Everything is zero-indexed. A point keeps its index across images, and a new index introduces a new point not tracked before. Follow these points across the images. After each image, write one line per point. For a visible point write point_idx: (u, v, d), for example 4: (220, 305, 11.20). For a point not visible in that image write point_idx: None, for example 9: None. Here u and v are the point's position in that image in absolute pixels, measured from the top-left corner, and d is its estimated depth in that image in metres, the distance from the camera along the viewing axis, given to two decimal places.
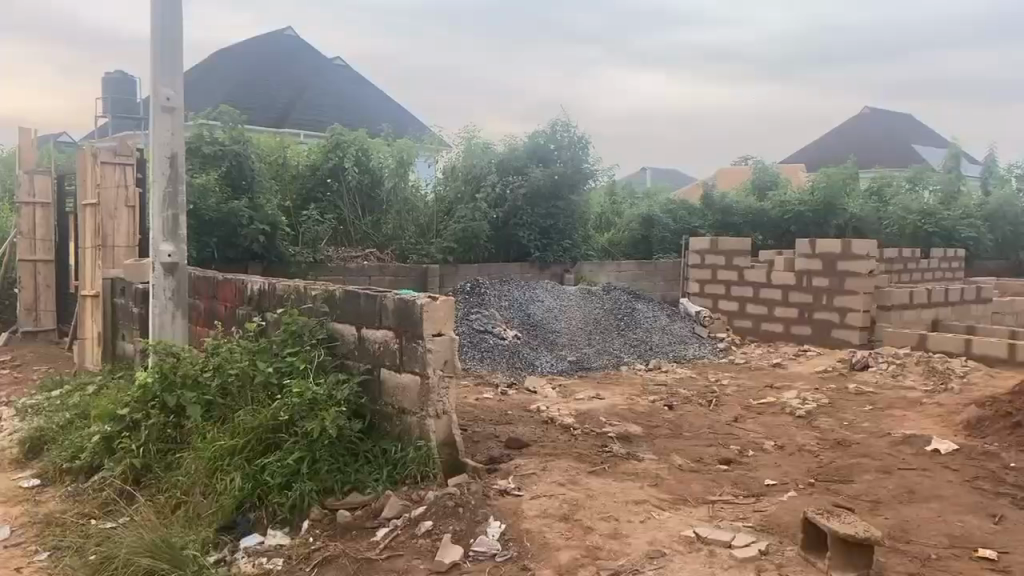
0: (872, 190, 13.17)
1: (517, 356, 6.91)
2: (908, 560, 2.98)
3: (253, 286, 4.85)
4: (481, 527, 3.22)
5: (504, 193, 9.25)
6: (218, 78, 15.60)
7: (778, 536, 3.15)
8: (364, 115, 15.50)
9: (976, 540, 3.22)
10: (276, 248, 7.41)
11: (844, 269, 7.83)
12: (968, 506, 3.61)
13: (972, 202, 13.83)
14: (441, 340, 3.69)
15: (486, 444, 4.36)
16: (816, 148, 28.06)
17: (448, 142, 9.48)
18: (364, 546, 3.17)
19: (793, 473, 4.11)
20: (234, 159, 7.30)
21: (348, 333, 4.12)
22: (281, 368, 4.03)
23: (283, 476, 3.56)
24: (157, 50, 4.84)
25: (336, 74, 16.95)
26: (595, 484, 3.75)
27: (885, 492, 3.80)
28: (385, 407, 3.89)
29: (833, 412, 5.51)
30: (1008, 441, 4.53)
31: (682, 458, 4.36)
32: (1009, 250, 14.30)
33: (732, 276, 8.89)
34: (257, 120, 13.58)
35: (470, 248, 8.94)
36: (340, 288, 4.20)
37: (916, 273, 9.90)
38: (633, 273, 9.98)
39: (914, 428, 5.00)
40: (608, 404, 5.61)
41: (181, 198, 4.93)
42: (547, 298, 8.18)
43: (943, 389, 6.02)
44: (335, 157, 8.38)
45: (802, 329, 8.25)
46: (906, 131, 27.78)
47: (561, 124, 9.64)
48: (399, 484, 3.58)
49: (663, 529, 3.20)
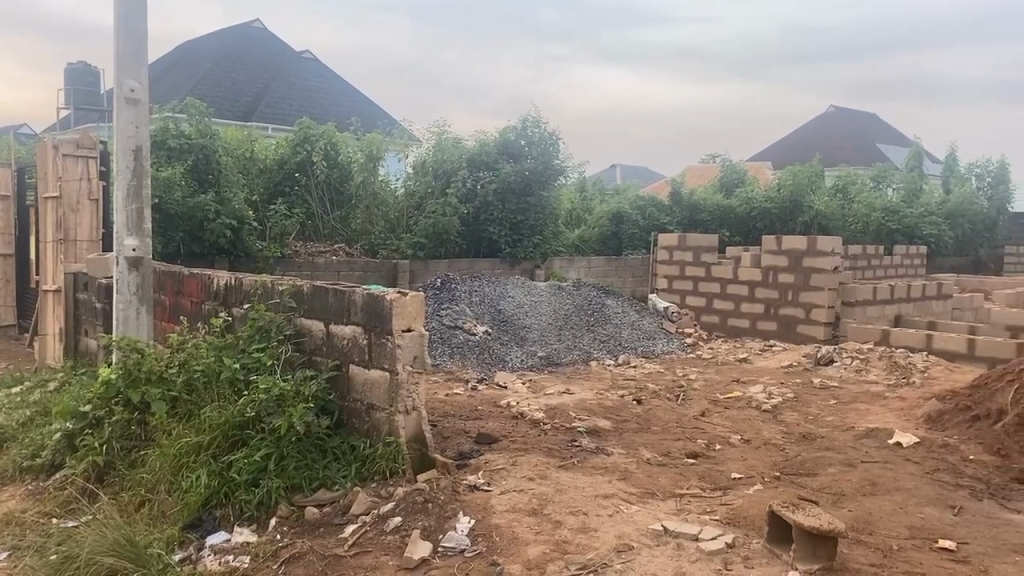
0: (837, 187, 13.38)
1: (486, 352, 6.90)
2: (870, 551, 3.03)
3: (219, 281, 4.79)
4: (450, 523, 3.21)
5: (474, 188, 9.18)
6: (183, 71, 15.36)
7: (744, 529, 3.18)
8: (332, 109, 15.42)
9: (936, 531, 3.29)
10: (243, 243, 7.33)
11: (809, 266, 7.95)
12: (929, 497, 3.69)
13: (933, 200, 14.13)
14: (410, 335, 3.66)
15: (456, 440, 4.36)
16: (784, 146, 28.40)
17: (417, 137, 9.41)
18: (332, 543, 3.15)
19: (759, 467, 4.17)
20: (201, 153, 7.22)
21: (316, 328, 4.09)
22: (247, 364, 4.00)
23: (249, 473, 3.53)
24: (120, 40, 4.75)
25: (304, 68, 16.72)
26: (564, 478, 3.78)
27: (848, 485, 3.87)
28: (353, 403, 3.87)
29: (798, 406, 5.59)
30: (967, 434, 4.64)
31: (650, 452, 4.39)
32: (968, 248, 14.65)
33: (700, 272, 8.98)
34: (221, 114, 13.32)
35: (440, 243, 8.88)
36: (307, 283, 4.16)
37: (880, 270, 10.08)
38: (603, 269, 10.03)
39: (877, 422, 5.09)
40: (577, 399, 5.63)
41: (146, 192, 4.84)
42: (517, 294, 8.18)
43: (905, 383, 6.14)
44: (304, 151, 8.30)
45: (768, 325, 8.35)
46: (870, 131, 28.26)
47: (532, 120, 9.61)
48: (367, 480, 3.57)
49: (632, 523, 3.22)
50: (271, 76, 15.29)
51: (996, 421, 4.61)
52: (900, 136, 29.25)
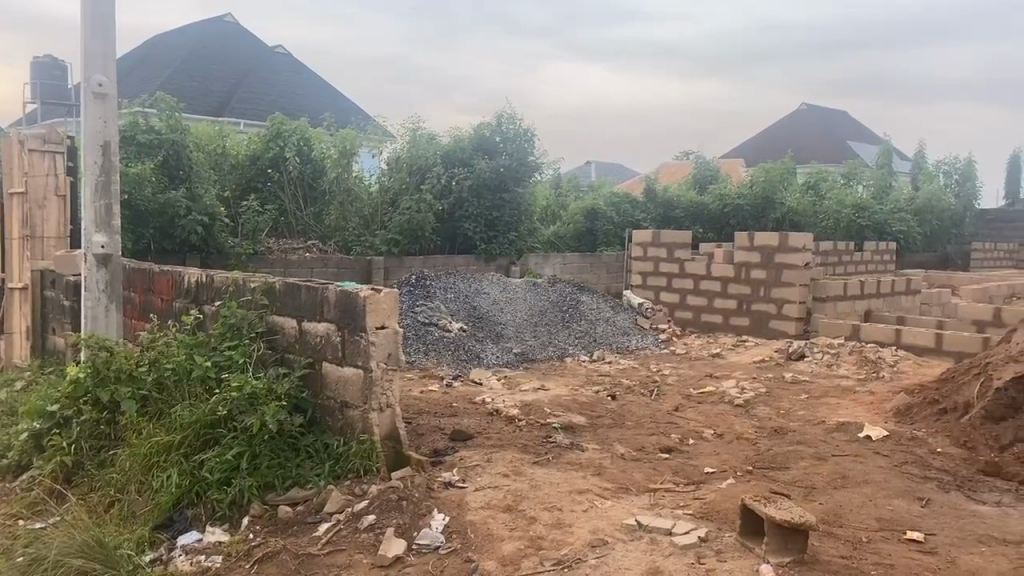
0: (808, 184, 13.52)
1: (462, 348, 6.87)
2: (840, 543, 3.07)
3: (190, 278, 4.74)
4: (425, 520, 3.20)
5: (449, 185, 9.15)
6: (154, 65, 15.15)
7: (717, 522, 3.21)
8: (305, 104, 15.30)
9: (904, 523, 3.34)
10: (215, 240, 7.24)
11: (782, 262, 8.03)
12: (898, 490, 3.74)
13: (902, 197, 14.33)
14: (384, 332, 3.65)
15: (431, 437, 4.35)
16: (756, 143, 28.66)
17: (391, 133, 9.36)
18: (305, 541, 3.13)
19: (732, 461, 4.20)
20: (171, 148, 7.12)
21: (289, 326, 4.05)
22: (219, 362, 3.96)
23: (222, 472, 3.49)
24: (87, 34, 4.66)
25: (278, 63, 16.57)
26: (539, 474, 3.78)
27: (819, 478, 3.91)
28: (327, 401, 3.84)
29: (770, 400, 5.65)
30: (935, 427, 4.72)
31: (624, 447, 4.41)
32: (936, 244, 14.89)
33: (674, 268, 9.04)
34: (193, 109, 13.15)
35: (415, 240, 8.84)
36: (279, 280, 4.13)
37: (850, 266, 10.20)
38: (578, 266, 10.06)
39: (847, 416, 5.16)
40: (552, 394, 5.64)
41: (114, 188, 4.77)
42: (492, 290, 8.17)
43: (874, 378, 6.23)
44: (276, 146, 8.21)
45: (741, 320, 8.43)
46: (841, 128, 28.61)
47: (507, 116, 9.60)
48: (340, 479, 3.55)
49: (606, 518, 3.24)
50: (244, 71, 15.13)
51: (963, 413, 4.70)
52: (869, 134, 29.63)
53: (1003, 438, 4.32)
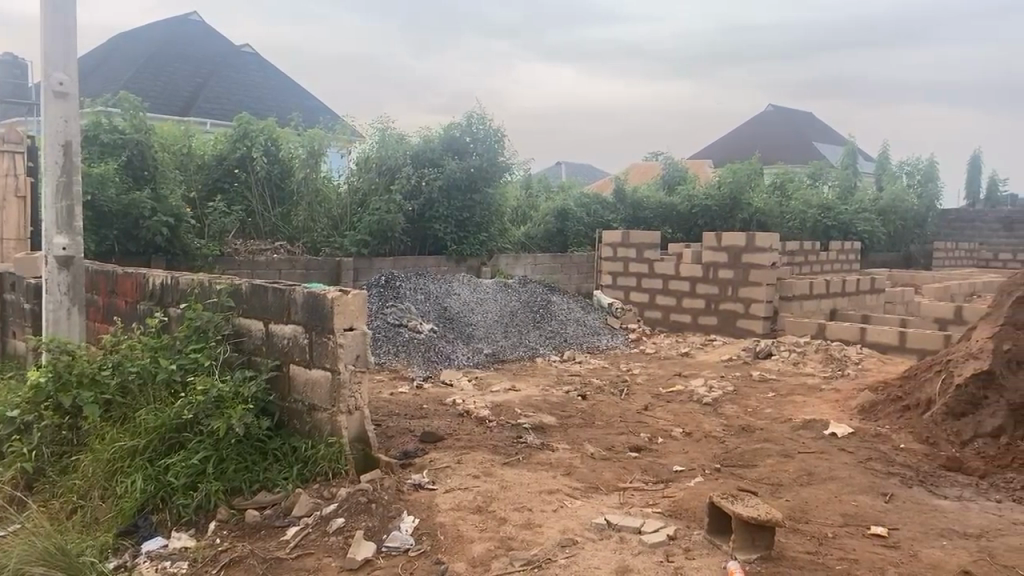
0: (776, 185, 13.69)
1: (432, 349, 6.84)
2: (806, 539, 3.11)
3: (154, 281, 4.67)
4: (394, 523, 3.19)
5: (419, 185, 9.11)
6: (117, 64, 14.89)
7: (685, 520, 3.24)
8: (273, 104, 15.14)
9: (868, 518, 3.40)
10: (180, 241, 7.15)
11: (749, 261, 8.13)
12: (862, 486, 3.81)
13: (867, 197, 14.57)
14: (352, 334, 3.62)
15: (400, 439, 4.32)
16: (724, 144, 28.98)
17: (360, 133, 9.31)
18: (273, 546, 3.10)
19: (700, 459, 4.24)
20: (135, 148, 7.00)
21: (255, 328, 4.02)
22: (184, 365, 3.91)
23: (188, 477, 3.45)
24: (45, 35, 4.58)
25: (246, 62, 16.41)
26: (509, 475, 3.78)
27: (786, 475, 3.96)
28: (294, 404, 3.81)
29: (737, 399, 5.71)
30: (898, 424, 4.80)
31: (594, 447, 4.42)
32: (899, 243, 15.17)
33: (643, 268, 9.09)
34: (157, 109, 12.95)
35: (384, 240, 8.79)
36: (245, 282, 4.08)
37: (816, 265, 10.34)
38: (548, 266, 10.07)
39: (814, 413, 5.23)
40: (522, 395, 5.64)
41: (76, 188, 4.68)
42: (463, 291, 8.16)
43: (840, 375, 6.32)
44: (243, 147, 8.12)
45: (709, 320, 8.51)
46: (807, 130, 29.02)
47: (477, 116, 9.58)
48: (309, 482, 3.52)
49: (575, 518, 3.25)
50: (211, 71, 14.96)
51: (925, 410, 4.79)
52: (835, 135, 30.09)
53: (963, 434, 4.42)
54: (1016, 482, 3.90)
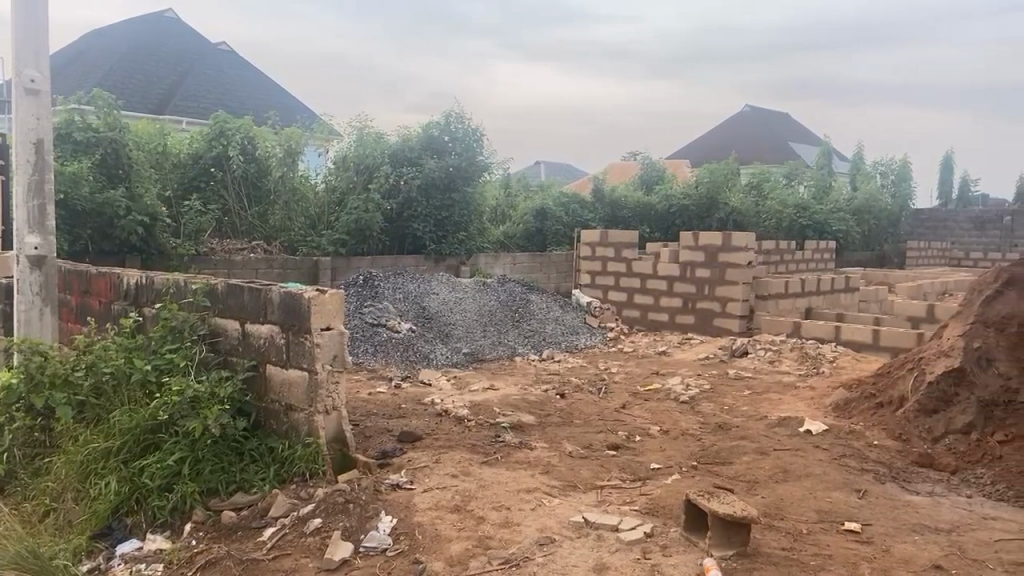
0: (752, 184, 13.80)
1: (410, 349, 6.83)
2: (781, 535, 3.15)
3: (129, 280, 4.62)
4: (372, 523, 3.18)
5: (397, 184, 9.08)
6: (89, 62, 14.70)
7: (661, 518, 3.26)
8: (248, 102, 15.03)
9: (843, 514, 3.44)
10: (156, 240, 7.08)
11: (725, 261, 8.19)
12: (836, 482, 3.85)
13: (841, 197, 14.75)
14: (329, 334, 3.61)
15: (378, 439, 4.30)
16: (701, 144, 29.17)
17: (338, 132, 9.27)
18: (249, 546, 3.08)
19: (677, 457, 4.27)
20: (110, 146, 6.90)
21: (231, 328, 3.99)
22: (159, 366, 3.86)
23: (163, 479, 3.41)
24: (15, 32, 4.51)
25: (221, 60, 16.28)
26: (487, 474, 3.79)
27: (761, 472, 4.01)
28: (271, 404, 3.79)
29: (714, 397, 5.76)
30: (872, 420, 4.86)
31: (571, 445, 4.44)
32: (873, 243, 15.36)
33: (621, 267, 9.13)
34: (131, 107, 12.81)
35: (362, 240, 8.77)
36: (221, 282, 4.05)
37: (792, 264, 10.44)
38: (527, 265, 10.09)
39: (789, 411, 5.29)
40: (501, 394, 5.65)
41: (49, 187, 4.62)
42: (442, 290, 8.16)
43: (814, 373, 6.40)
44: (219, 145, 8.05)
45: (686, 318, 8.56)
46: (783, 130, 29.30)
47: (455, 115, 9.57)
48: (285, 483, 3.50)
49: (553, 516, 3.26)
50: (186, 68, 14.83)
51: (898, 407, 4.85)
52: (810, 136, 30.41)
53: (935, 430, 4.48)
54: (986, 477, 3.97)
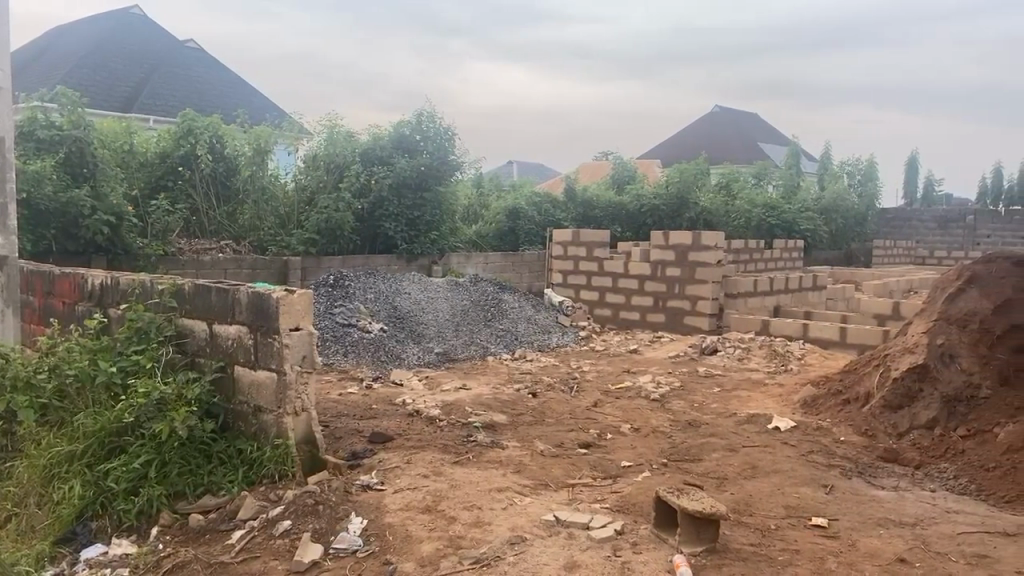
0: (722, 184, 13.94)
1: (381, 349, 6.80)
2: (750, 531, 3.18)
3: (94, 281, 4.54)
4: (342, 524, 3.17)
5: (368, 183, 9.03)
6: (53, 59, 14.43)
7: (632, 516, 3.28)
8: (217, 101, 14.85)
9: (811, 509, 3.49)
10: (122, 240, 6.96)
11: (694, 260, 8.26)
12: (804, 478, 3.90)
13: (809, 197, 14.95)
14: (298, 335, 3.58)
15: (348, 440, 4.27)
16: (672, 143, 29.37)
17: (308, 130, 9.19)
18: (217, 550, 3.04)
19: (648, 454, 4.29)
20: (74, 145, 6.77)
21: (199, 330, 3.93)
22: (125, 368, 3.80)
23: (128, 482, 3.36)
24: None
25: (189, 58, 16.06)
26: (459, 474, 3.78)
27: (730, 469, 4.04)
28: (240, 406, 3.75)
29: (684, 395, 5.80)
30: (839, 417, 4.93)
31: (543, 444, 4.45)
32: (840, 242, 15.58)
33: (592, 267, 9.17)
34: (96, 105, 12.60)
35: (333, 239, 8.70)
36: (188, 282, 4.00)
37: (761, 263, 10.55)
38: (500, 265, 10.09)
39: (758, 408, 5.34)
40: (473, 394, 5.64)
41: (9, 186, 4.53)
42: (414, 290, 8.13)
43: (783, 370, 6.47)
44: (187, 144, 7.94)
45: (657, 317, 8.62)
46: (752, 130, 29.64)
47: (426, 115, 9.54)
48: (254, 485, 3.47)
49: (524, 515, 3.26)
50: (153, 67, 14.61)
51: (864, 403, 4.93)
52: (778, 136, 30.77)
53: (900, 426, 4.56)
54: (949, 471, 4.04)
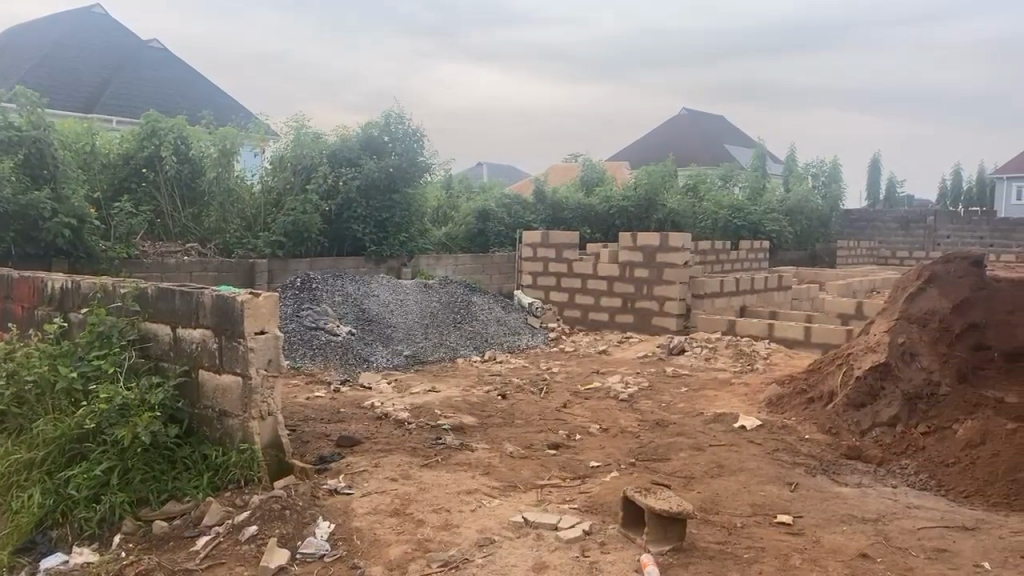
0: (689, 185, 14.09)
1: (349, 352, 6.76)
2: (716, 530, 3.21)
3: (53, 284, 4.46)
4: (309, 529, 3.15)
5: (336, 185, 8.95)
6: (12, 57, 14.16)
7: (600, 516, 3.30)
8: (182, 101, 14.67)
9: (776, 507, 3.53)
10: (84, 243, 6.84)
11: (662, 261, 8.33)
12: (769, 476, 3.95)
13: (774, 198, 15.17)
14: (263, 338, 3.55)
15: (316, 444, 4.24)
16: (640, 145, 29.59)
17: (275, 131, 9.10)
18: (181, 557, 3.00)
19: (616, 454, 4.32)
20: (33, 146, 6.61)
21: (162, 333, 3.88)
22: (86, 373, 3.74)
23: (89, 489, 3.31)
24: None
25: (153, 56, 15.86)
26: (427, 477, 3.77)
27: (697, 467, 4.09)
28: (204, 409, 3.70)
29: (652, 394, 5.84)
30: (804, 415, 5.00)
31: (512, 445, 4.46)
32: (805, 243, 15.82)
33: (562, 268, 9.20)
34: (57, 105, 12.40)
35: (300, 241, 8.63)
36: (152, 285, 3.94)
37: (728, 264, 10.67)
38: (469, 267, 10.08)
39: (724, 407, 5.40)
40: (442, 396, 5.62)
41: None
42: (382, 292, 8.09)
43: (749, 369, 6.56)
44: (151, 145, 7.82)
45: (626, 318, 8.68)
46: (719, 133, 30.01)
47: (395, 115, 9.48)
48: (220, 490, 3.42)
49: (493, 517, 3.27)
50: (116, 66, 14.41)
51: (828, 401, 5.00)
52: (745, 138, 31.17)
53: (863, 423, 4.63)
54: (910, 467, 4.12)
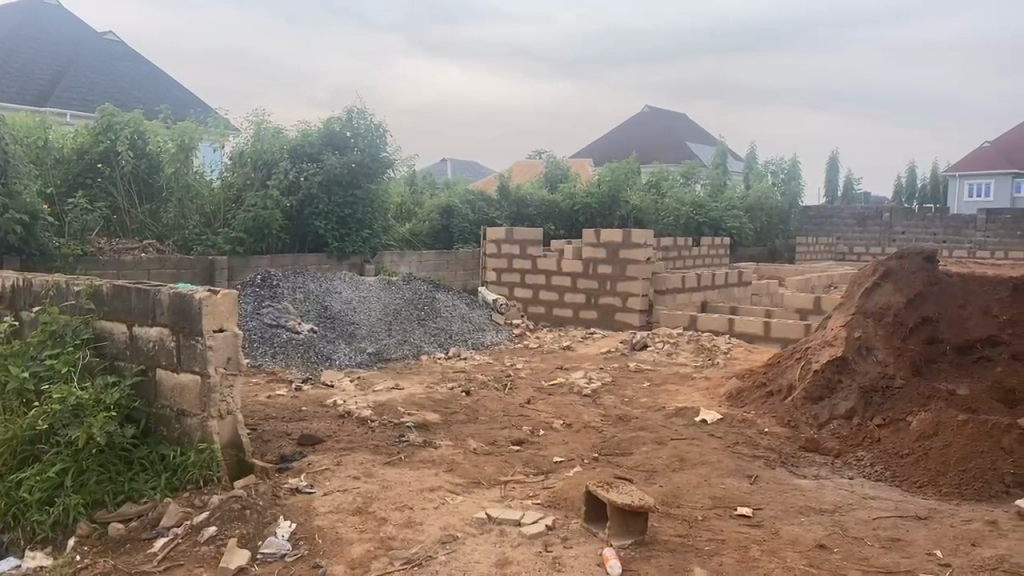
0: (652, 182, 14.21)
1: (311, 350, 6.69)
2: (677, 523, 3.25)
3: (4, 283, 4.34)
4: (269, 528, 3.12)
5: (297, 180, 8.83)
6: None
7: (563, 511, 3.31)
8: (138, 96, 14.36)
9: (736, 499, 3.58)
10: (37, 240, 6.66)
11: (625, 257, 8.38)
12: (729, 469, 4.01)
13: (735, 194, 15.42)
14: (221, 336, 3.49)
15: (277, 443, 4.18)
16: (604, 142, 29.75)
17: (235, 126, 8.96)
18: (138, 559, 2.95)
19: (579, 449, 4.35)
20: None
21: (118, 332, 3.80)
22: (39, 372, 3.65)
23: (43, 491, 3.23)
24: None
25: (108, 50, 15.50)
26: (390, 475, 3.75)
27: (659, 462, 4.12)
28: (162, 409, 3.64)
29: (615, 390, 5.88)
30: (763, 408, 5.07)
31: (476, 442, 4.45)
32: (765, 238, 16.08)
33: (526, 264, 9.20)
34: (8, 98, 12.08)
35: (261, 238, 8.52)
36: (106, 282, 3.85)
37: (690, 260, 10.78)
38: (433, 263, 10.07)
39: (685, 401, 5.46)
40: (406, 393, 5.60)
41: None
42: (345, 290, 8.02)
43: (710, 364, 6.63)
44: (106, 140, 7.65)
45: (589, 313, 8.73)
46: (681, 131, 30.28)
47: (357, 111, 9.39)
48: (178, 491, 3.37)
49: (456, 514, 3.26)
50: (69, 59, 14.06)
51: (786, 394, 5.08)
52: (707, 136, 31.51)
53: (821, 416, 4.71)
54: (865, 459, 4.21)
